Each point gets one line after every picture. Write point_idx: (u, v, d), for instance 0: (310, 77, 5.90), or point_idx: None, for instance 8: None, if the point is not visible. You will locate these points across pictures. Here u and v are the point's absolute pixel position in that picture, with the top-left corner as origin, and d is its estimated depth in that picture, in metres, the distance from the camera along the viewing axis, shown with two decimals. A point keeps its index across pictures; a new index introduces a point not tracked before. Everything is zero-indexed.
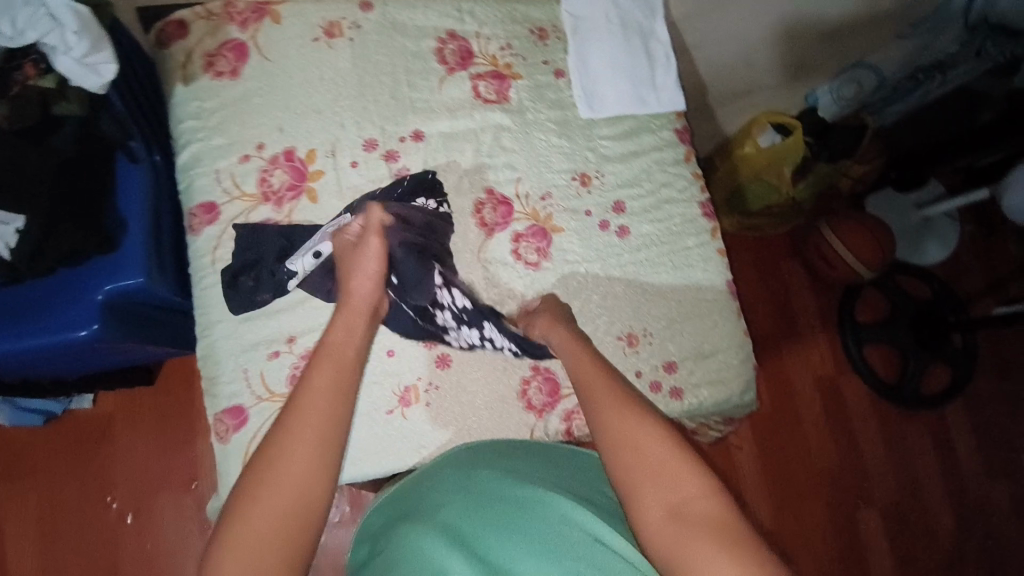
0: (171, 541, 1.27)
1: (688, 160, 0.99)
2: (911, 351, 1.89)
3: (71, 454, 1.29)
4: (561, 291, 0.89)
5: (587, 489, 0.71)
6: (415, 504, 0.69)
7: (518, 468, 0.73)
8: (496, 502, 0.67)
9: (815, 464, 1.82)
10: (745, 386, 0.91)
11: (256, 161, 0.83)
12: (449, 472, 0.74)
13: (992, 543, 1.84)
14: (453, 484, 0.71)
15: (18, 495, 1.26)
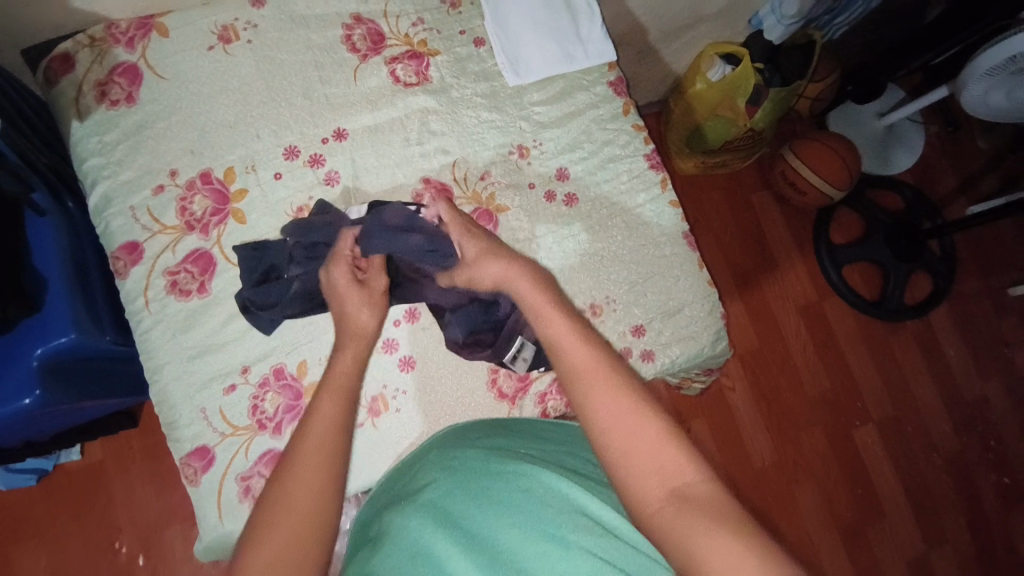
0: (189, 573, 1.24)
1: (628, 113, 0.95)
2: (889, 264, 1.91)
3: (72, 504, 1.25)
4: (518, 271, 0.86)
5: (573, 463, 0.70)
6: (400, 493, 0.69)
7: (503, 444, 0.72)
8: (481, 473, 0.66)
9: (808, 389, 1.85)
10: (715, 336, 0.90)
11: (171, 190, 0.78)
12: (430, 452, 0.73)
13: (988, 435, 1.89)
14: (438, 461, 0.70)
15: (25, 553, 1.22)
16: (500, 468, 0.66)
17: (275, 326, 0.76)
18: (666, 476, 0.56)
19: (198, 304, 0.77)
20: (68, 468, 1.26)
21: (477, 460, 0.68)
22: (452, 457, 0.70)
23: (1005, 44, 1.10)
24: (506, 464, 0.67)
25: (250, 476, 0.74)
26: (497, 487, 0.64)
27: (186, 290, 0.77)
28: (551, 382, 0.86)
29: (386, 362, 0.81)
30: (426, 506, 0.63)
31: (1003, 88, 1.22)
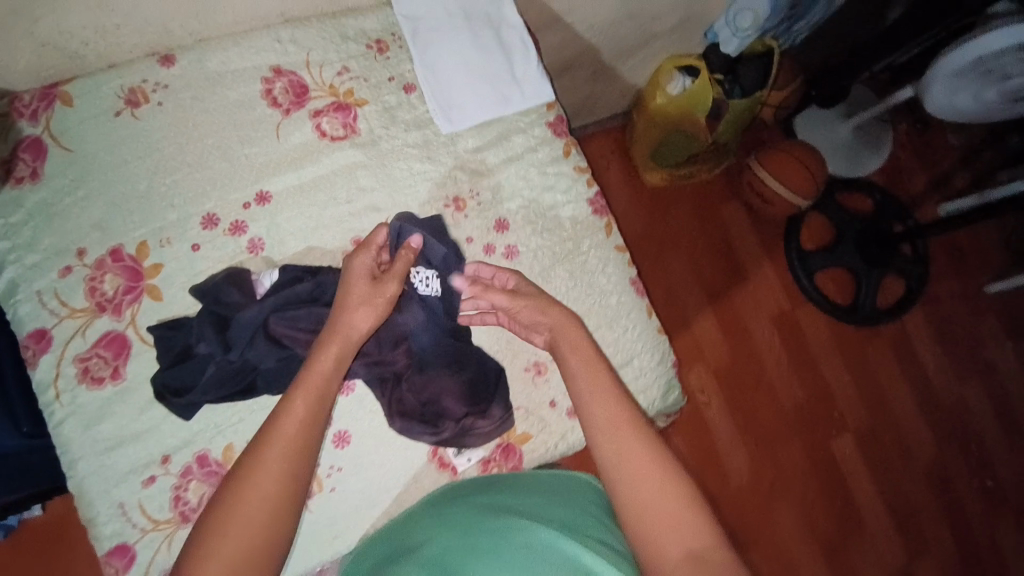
0: None
1: (569, 155, 0.91)
2: (861, 270, 1.89)
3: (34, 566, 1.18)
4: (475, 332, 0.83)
5: (566, 514, 0.68)
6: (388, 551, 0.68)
7: (496, 497, 0.71)
8: (471, 531, 0.65)
9: (784, 401, 1.83)
10: (666, 386, 0.88)
11: (79, 270, 0.74)
12: (425, 510, 0.72)
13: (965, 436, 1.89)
14: (436, 519, 0.69)
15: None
16: (491, 523, 0.65)
17: (192, 414, 0.72)
18: (684, 538, 0.58)
19: (112, 392, 0.72)
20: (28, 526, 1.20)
21: (471, 516, 0.67)
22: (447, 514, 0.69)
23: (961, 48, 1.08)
24: (495, 520, 0.66)
25: None
26: (494, 544, 0.63)
27: (99, 376, 0.72)
28: (496, 448, 0.82)
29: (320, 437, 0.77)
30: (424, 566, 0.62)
31: (967, 89, 1.18)
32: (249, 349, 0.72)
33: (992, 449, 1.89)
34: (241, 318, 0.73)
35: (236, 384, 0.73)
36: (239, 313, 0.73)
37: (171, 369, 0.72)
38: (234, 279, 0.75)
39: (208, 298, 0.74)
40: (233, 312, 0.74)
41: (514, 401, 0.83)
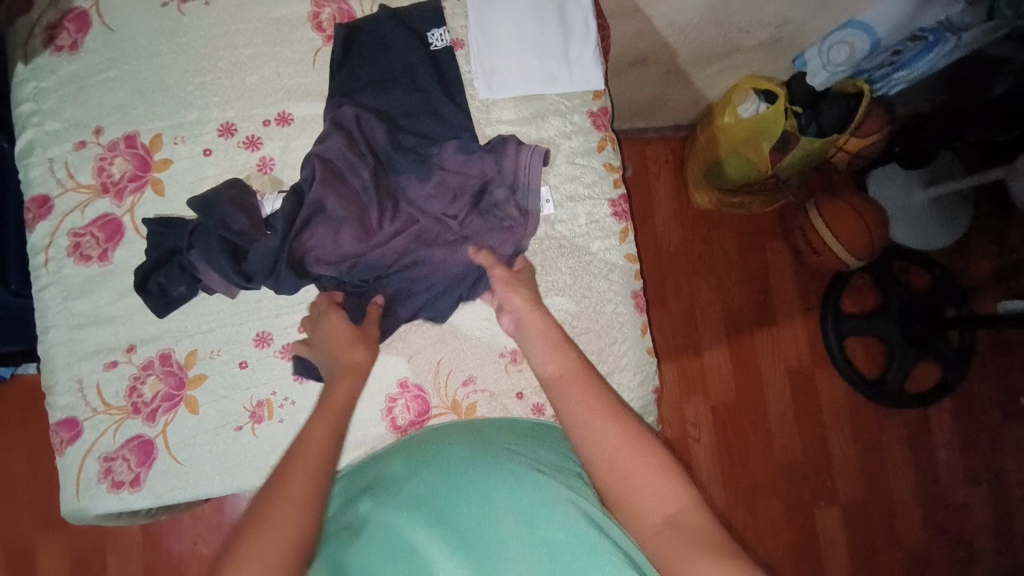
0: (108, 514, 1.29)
1: (602, 149, 0.86)
2: (897, 347, 1.71)
3: (22, 415, 1.25)
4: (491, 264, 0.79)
5: (552, 462, 0.66)
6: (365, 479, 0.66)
7: (486, 435, 0.69)
8: (463, 470, 0.62)
9: (776, 456, 1.71)
10: (640, 410, 0.83)
11: (93, 148, 0.75)
12: (413, 443, 0.71)
13: (968, 555, 1.71)
14: (423, 454, 0.66)
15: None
16: (487, 464, 0.62)
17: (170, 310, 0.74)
18: (665, 503, 0.56)
19: (96, 272, 0.74)
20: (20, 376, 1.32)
21: (464, 449, 0.65)
22: (435, 447, 0.67)
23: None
24: (490, 460, 0.63)
25: (113, 458, 0.71)
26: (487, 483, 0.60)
27: (87, 255, 0.74)
28: (450, 423, 0.80)
29: (282, 368, 0.76)
30: (403, 492, 0.60)
31: None
32: (267, 280, 0.73)
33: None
34: (255, 250, 0.72)
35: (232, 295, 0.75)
36: (253, 244, 0.72)
37: (162, 267, 0.73)
38: (240, 202, 0.73)
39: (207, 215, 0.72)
40: (244, 242, 0.73)
41: (480, 382, 0.81)
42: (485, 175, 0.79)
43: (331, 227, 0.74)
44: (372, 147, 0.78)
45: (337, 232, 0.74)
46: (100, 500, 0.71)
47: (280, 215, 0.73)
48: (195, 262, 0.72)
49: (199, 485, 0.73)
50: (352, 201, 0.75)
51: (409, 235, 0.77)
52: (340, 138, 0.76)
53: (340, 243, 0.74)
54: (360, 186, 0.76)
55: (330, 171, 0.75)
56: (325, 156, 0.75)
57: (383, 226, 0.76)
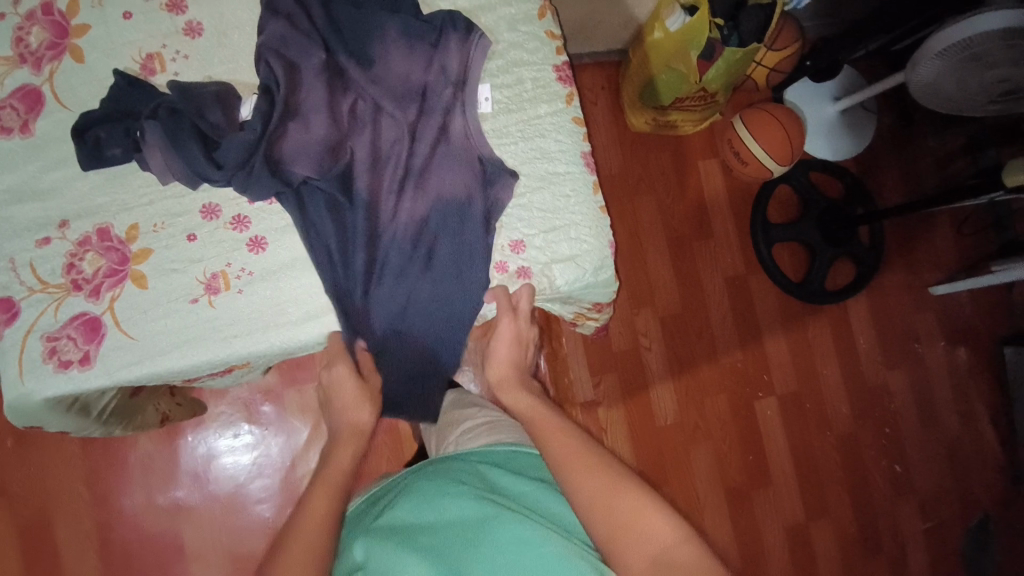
0: (55, 467, 1.24)
1: (542, 17, 0.87)
2: (818, 247, 1.85)
3: None
4: (444, 141, 0.80)
5: (546, 507, 0.71)
6: (378, 520, 0.70)
7: (489, 477, 0.73)
8: (467, 523, 0.66)
9: (720, 359, 1.81)
10: (599, 263, 0.85)
11: (8, 17, 0.70)
12: (423, 479, 0.74)
13: (890, 432, 1.88)
14: (429, 497, 0.70)
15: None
16: (488, 516, 0.66)
17: (91, 166, 0.69)
18: (645, 543, 0.60)
19: (20, 145, 0.69)
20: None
21: (471, 496, 0.69)
22: (442, 491, 0.70)
23: (959, 25, 0.93)
24: (489, 510, 0.67)
25: (57, 338, 0.67)
26: (489, 531, 0.65)
27: (7, 127, 0.69)
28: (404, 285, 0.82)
29: (234, 240, 0.73)
30: (413, 546, 0.64)
31: (953, 76, 1.04)
32: (240, 173, 0.70)
33: (914, 449, 1.88)
34: (230, 140, 0.69)
35: (184, 176, 0.69)
36: (226, 136, 0.69)
37: (102, 124, 0.68)
38: (223, 99, 0.71)
39: (176, 90, 0.70)
40: (217, 135, 0.70)
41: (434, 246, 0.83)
42: (432, 60, 0.80)
43: (292, 114, 0.73)
44: (316, 26, 0.76)
45: (306, 121, 0.74)
46: (45, 383, 0.66)
47: (257, 116, 0.71)
48: (145, 136, 0.68)
49: (155, 361, 0.69)
50: (317, 83, 0.74)
51: (372, 119, 0.78)
52: (291, 19, 0.74)
53: (311, 129, 0.74)
54: (313, 69, 0.74)
55: (289, 59, 0.73)
56: (273, 46, 0.72)
57: (348, 110, 0.77)
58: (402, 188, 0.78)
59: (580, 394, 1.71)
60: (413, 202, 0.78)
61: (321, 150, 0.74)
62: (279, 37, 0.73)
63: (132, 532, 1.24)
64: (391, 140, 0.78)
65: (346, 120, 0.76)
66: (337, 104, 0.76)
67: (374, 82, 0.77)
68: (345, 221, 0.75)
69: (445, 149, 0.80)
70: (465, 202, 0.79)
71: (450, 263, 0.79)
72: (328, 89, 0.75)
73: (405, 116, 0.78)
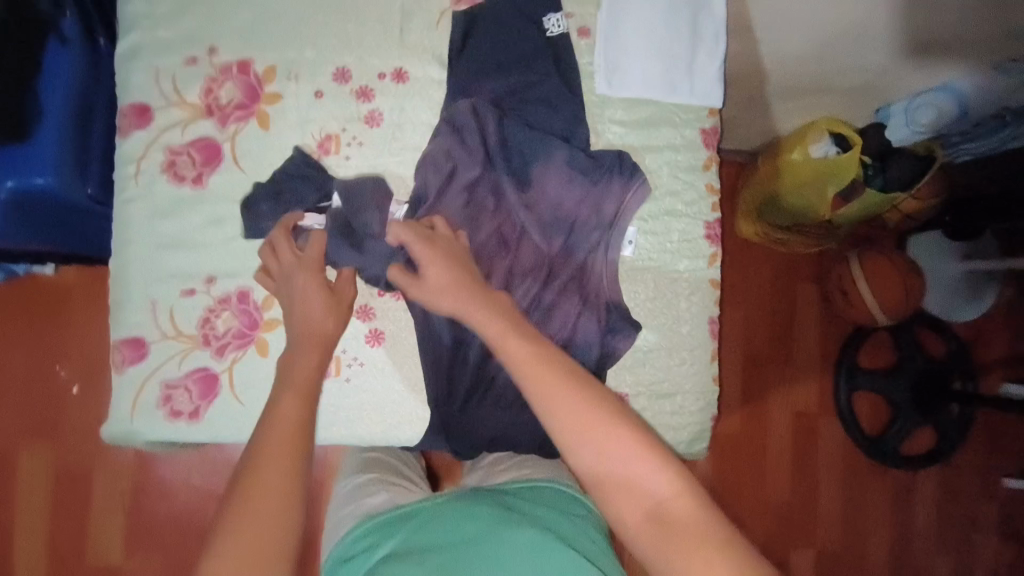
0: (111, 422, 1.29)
1: (707, 169, 0.84)
2: (904, 409, 1.64)
3: (39, 315, 1.28)
4: (576, 279, 0.79)
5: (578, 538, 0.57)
6: (376, 545, 0.56)
7: (505, 499, 0.60)
8: (477, 555, 0.52)
9: (766, 495, 1.66)
10: (697, 434, 0.82)
11: (203, 67, 0.71)
12: (430, 501, 0.61)
13: None
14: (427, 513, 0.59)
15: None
16: (506, 549, 0.52)
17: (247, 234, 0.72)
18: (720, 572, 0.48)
19: (188, 195, 0.71)
20: (38, 278, 1.30)
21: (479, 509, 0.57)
22: (448, 513, 0.57)
23: None
24: (505, 545, 0.52)
25: (175, 387, 0.69)
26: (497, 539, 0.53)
27: (181, 175, 0.71)
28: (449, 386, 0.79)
29: (356, 328, 0.75)
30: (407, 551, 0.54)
31: None
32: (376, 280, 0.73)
33: None
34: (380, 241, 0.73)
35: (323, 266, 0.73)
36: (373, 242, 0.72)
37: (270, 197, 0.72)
38: (385, 199, 0.74)
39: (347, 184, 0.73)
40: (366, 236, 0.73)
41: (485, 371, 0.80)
42: (586, 199, 0.79)
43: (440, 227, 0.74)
44: (487, 143, 0.76)
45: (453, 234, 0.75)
46: (155, 427, 0.69)
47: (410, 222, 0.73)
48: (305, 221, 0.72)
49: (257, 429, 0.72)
50: (473, 198, 0.76)
51: (513, 243, 0.78)
52: (467, 136, 0.75)
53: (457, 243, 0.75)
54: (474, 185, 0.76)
55: (455, 170, 0.76)
56: (444, 155, 0.75)
57: (493, 230, 0.77)
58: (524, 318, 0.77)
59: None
60: (530, 335, 0.77)
61: None
62: (450, 144, 0.75)
63: (165, 506, 1.26)
64: (527, 268, 0.78)
65: (488, 239, 0.77)
66: (484, 223, 0.76)
67: (526, 210, 0.78)
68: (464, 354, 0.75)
69: (575, 287, 0.79)
70: (583, 347, 0.78)
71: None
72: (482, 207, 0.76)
73: (548, 249, 0.79)
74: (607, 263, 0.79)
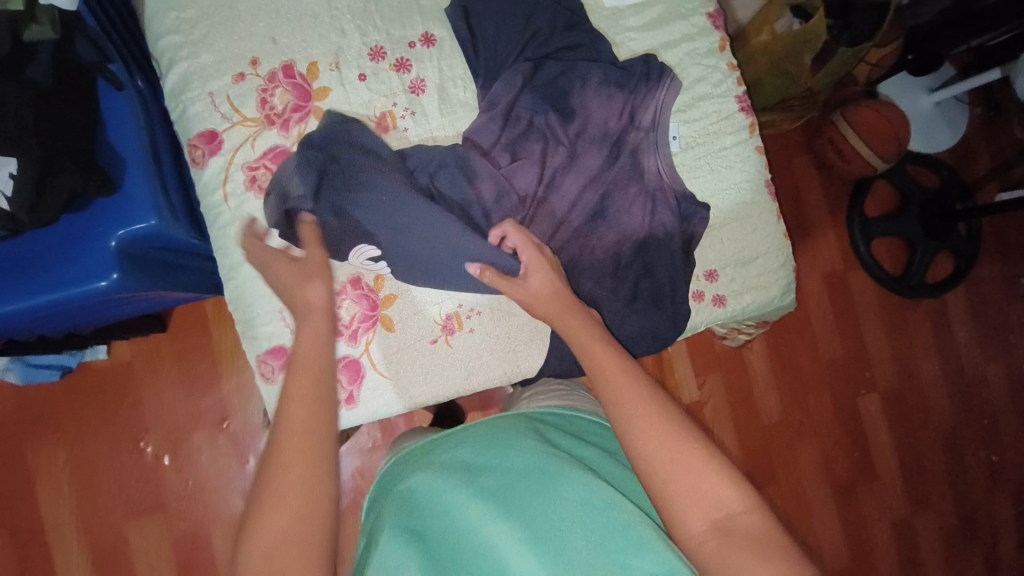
0: (210, 476, 1.17)
1: (723, 49, 0.89)
2: (919, 243, 1.57)
3: (100, 404, 1.15)
4: (638, 178, 0.84)
5: (618, 476, 0.66)
6: (436, 458, 0.68)
7: (547, 436, 0.69)
8: (533, 472, 0.62)
9: (823, 355, 1.58)
10: (784, 287, 0.89)
11: (252, 80, 0.74)
12: (483, 426, 0.72)
13: (992, 423, 1.65)
14: (478, 438, 0.69)
15: (44, 444, 1.14)
16: (554, 466, 0.62)
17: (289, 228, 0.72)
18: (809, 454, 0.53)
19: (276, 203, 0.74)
20: (92, 364, 1.15)
21: (527, 441, 0.67)
22: (505, 438, 0.68)
23: None
24: (553, 463, 0.62)
25: None
26: (527, 475, 0.62)
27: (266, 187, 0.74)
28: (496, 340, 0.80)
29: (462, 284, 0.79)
30: (445, 466, 0.65)
31: None
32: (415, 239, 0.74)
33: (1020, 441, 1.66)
34: (468, 201, 0.78)
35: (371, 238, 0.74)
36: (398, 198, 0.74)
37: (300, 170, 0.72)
38: (459, 161, 0.78)
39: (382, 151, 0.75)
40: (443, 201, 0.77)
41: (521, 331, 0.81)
42: (629, 106, 0.84)
43: (509, 173, 0.79)
44: (529, 81, 0.81)
45: (526, 170, 0.80)
46: None
47: (486, 170, 0.78)
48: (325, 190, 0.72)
49: (410, 394, 0.77)
50: (531, 132, 0.81)
51: (580, 165, 0.82)
52: (511, 81, 0.80)
53: (534, 175, 0.81)
54: (530, 119, 0.81)
55: (507, 110, 0.80)
56: (495, 99, 0.80)
57: (556, 159, 0.82)
58: (609, 227, 0.83)
59: (685, 396, 1.49)
60: (620, 241, 0.83)
61: (538, 196, 0.81)
62: (495, 90, 0.80)
63: None
64: (595, 182, 0.83)
65: (553, 168, 0.81)
66: (545, 154, 0.81)
67: (582, 130, 0.83)
68: None
69: (643, 183, 0.84)
70: (665, 237, 0.84)
71: (651, 298, 0.84)
72: (542, 139, 0.81)
73: (609, 160, 0.84)
74: (661, 159, 0.85)
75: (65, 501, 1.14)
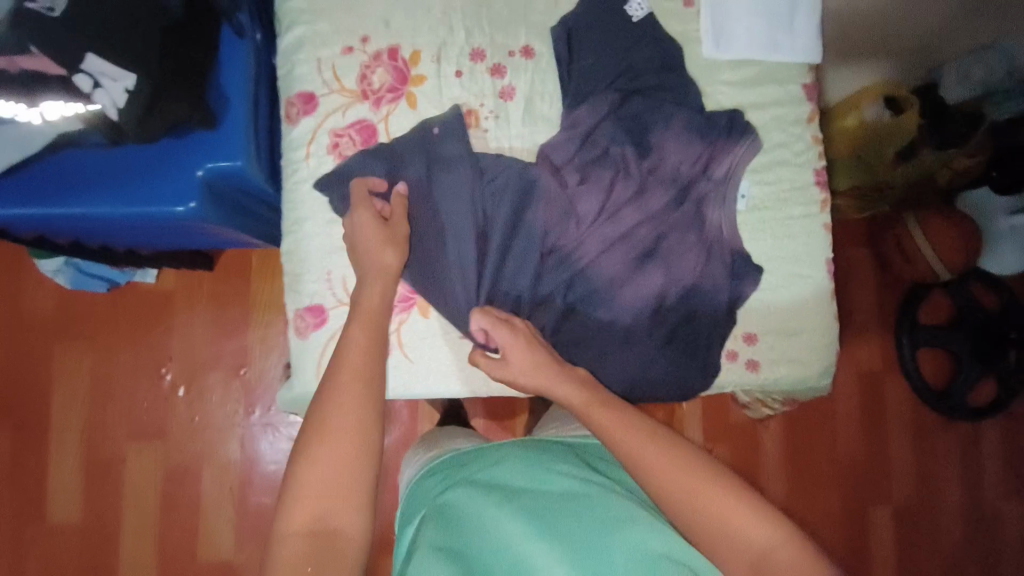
0: (215, 415, 1.20)
1: (811, 121, 0.89)
2: (966, 362, 1.45)
3: (134, 322, 1.20)
4: (698, 227, 0.85)
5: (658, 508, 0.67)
6: (473, 476, 0.69)
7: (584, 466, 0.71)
8: (574, 500, 0.63)
9: (841, 454, 1.52)
10: (824, 368, 0.87)
11: (358, 55, 0.78)
12: (517, 448, 0.73)
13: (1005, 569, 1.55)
14: (518, 460, 0.70)
15: (74, 347, 1.19)
16: (595, 495, 0.64)
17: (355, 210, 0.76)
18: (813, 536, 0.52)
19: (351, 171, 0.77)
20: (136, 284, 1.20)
21: (565, 468, 0.68)
22: (544, 463, 0.69)
23: None
24: (592, 492, 0.64)
25: None
26: (569, 503, 0.63)
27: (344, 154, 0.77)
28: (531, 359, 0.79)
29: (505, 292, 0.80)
30: (485, 484, 0.67)
31: None
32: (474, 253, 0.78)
33: None
34: (532, 213, 0.80)
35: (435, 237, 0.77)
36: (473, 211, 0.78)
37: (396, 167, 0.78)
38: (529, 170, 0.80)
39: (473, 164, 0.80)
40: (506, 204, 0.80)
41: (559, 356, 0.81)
42: (704, 156, 0.85)
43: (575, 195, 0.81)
44: (613, 112, 0.83)
45: (590, 195, 0.82)
46: None
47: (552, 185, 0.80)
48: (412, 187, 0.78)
49: (429, 381, 0.78)
50: (604, 160, 0.83)
51: (643, 202, 0.83)
52: (597, 107, 0.83)
53: (596, 203, 0.82)
54: (605, 148, 0.83)
55: (586, 134, 0.83)
56: (577, 122, 0.82)
57: (623, 191, 0.83)
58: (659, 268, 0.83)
59: None
60: (667, 284, 0.83)
61: (597, 222, 0.82)
62: (578, 114, 0.83)
63: None
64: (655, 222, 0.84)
65: (617, 198, 0.83)
66: (613, 185, 0.83)
67: (654, 168, 0.84)
68: (595, 307, 0.81)
69: (701, 234, 0.85)
70: (711, 291, 0.84)
71: (685, 347, 0.83)
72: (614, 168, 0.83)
73: (674, 204, 0.84)
74: (724, 215, 0.85)
75: (76, 406, 1.18)
